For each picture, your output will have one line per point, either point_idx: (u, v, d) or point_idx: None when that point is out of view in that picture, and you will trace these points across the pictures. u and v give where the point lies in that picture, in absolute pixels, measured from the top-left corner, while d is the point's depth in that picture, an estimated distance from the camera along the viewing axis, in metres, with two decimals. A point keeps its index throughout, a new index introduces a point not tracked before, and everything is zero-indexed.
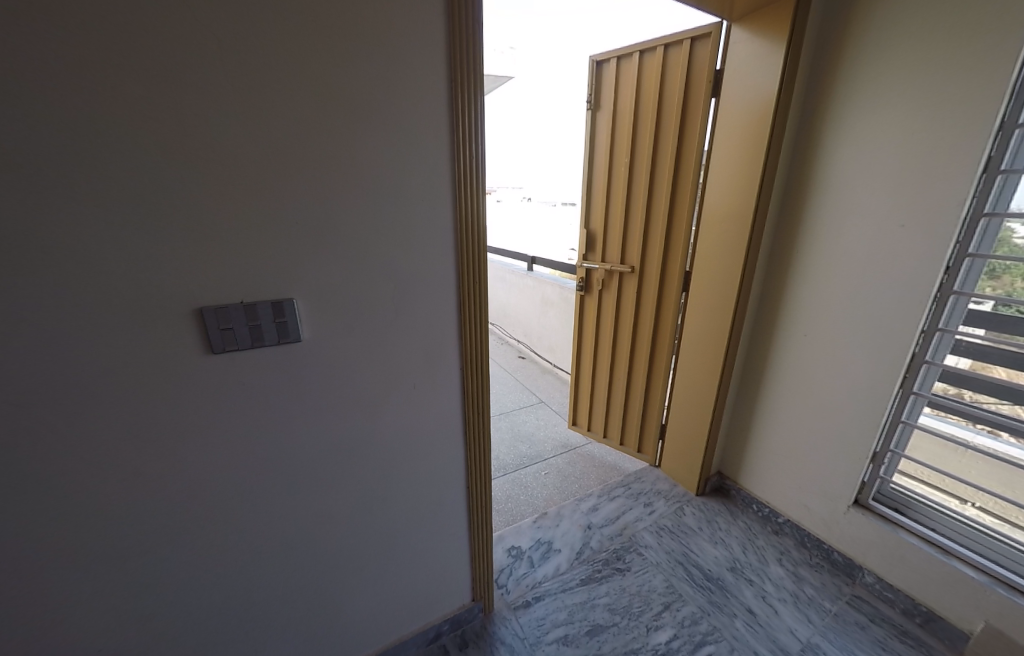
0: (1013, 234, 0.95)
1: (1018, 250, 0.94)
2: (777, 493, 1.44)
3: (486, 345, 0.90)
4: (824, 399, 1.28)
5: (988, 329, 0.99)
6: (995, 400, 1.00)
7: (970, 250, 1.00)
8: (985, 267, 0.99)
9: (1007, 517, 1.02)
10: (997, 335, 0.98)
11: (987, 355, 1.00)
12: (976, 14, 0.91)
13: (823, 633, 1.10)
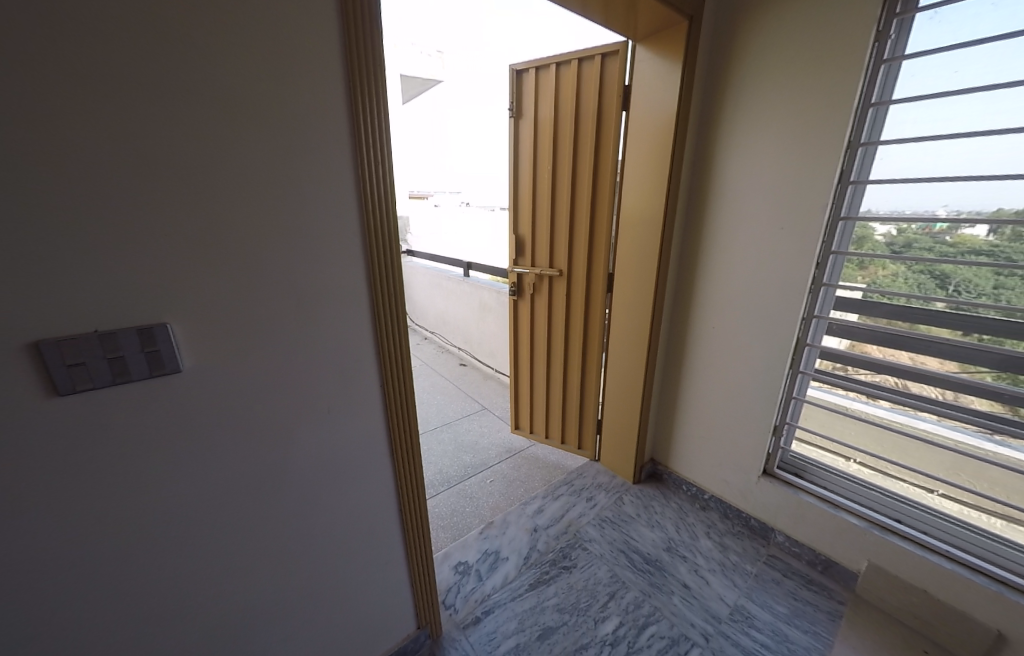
0: (874, 233, 1.11)
1: (878, 245, 1.11)
2: (701, 472, 1.58)
3: (410, 363, 0.88)
4: (733, 383, 1.42)
5: (857, 314, 1.16)
6: (864, 372, 1.17)
7: (836, 248, 1.17)
8: (847, 262, 1.16)
9: (878, 469, 1.21)
10: (861, 319, 1.15)
11: (854, 335, 1.18)
12: (825, 49, 1.07)
13: (746, 594, 1.22)
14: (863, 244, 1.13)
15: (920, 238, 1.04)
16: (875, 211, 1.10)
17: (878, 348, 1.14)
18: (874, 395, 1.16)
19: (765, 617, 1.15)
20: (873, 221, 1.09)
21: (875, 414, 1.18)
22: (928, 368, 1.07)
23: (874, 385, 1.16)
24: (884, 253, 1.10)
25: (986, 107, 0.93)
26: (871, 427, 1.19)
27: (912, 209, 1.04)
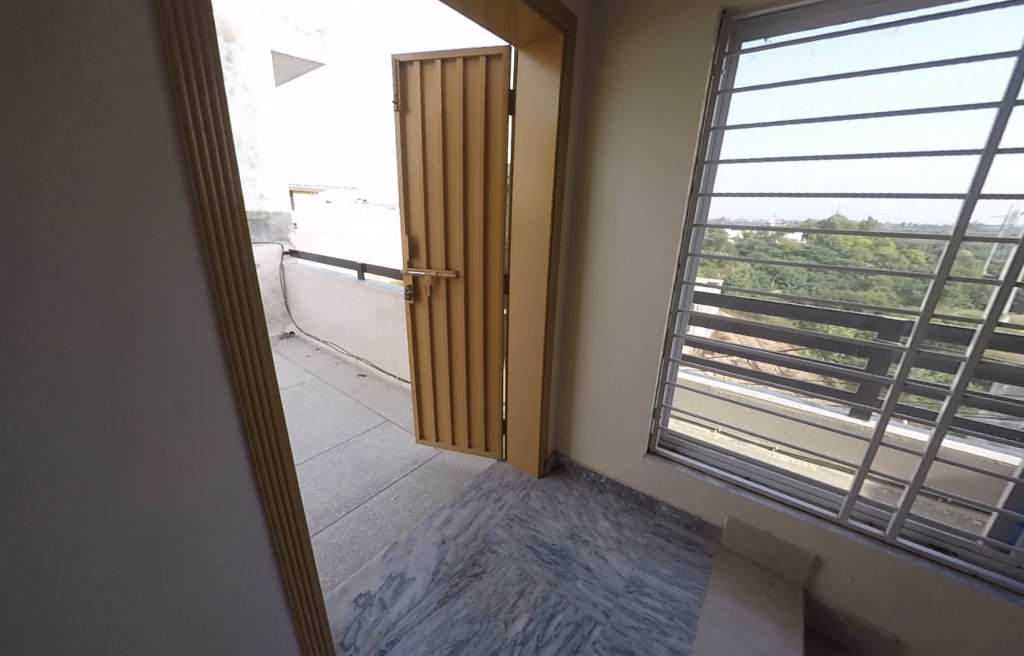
0: (727, 237, 1.29)
1: (730, 249, 1.29)
2: (597, 458, 1.70)
3: (278, 392, 0.76)
4: (620, 374, 1.55)
5: (719, 308, 1.35)
6: (720, 355, 1.38)
7: (694, 250, 1.35)
8: (701, 266, 1.35)
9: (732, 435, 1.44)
10: (715, 311, 1.36)
11: (710, 325, 1.38)
12: (677, 76, 1.22)
13: (638, 565, 1.35)
14: (718, 246, 1.32)
15: (760, 241, 1.23)
16: (725, 218, 1.28)
17: (730, 334, 1.35)
18: (726, 375, 1.37)
19: (654, 582, 1.29)
20: (726, 226, 1.26)
21: (728, 390, 1.39)
22: (763, 348, 1.30)
23: (725, 365, 1.37)
24: (734, 254, 1.29)
25: (792, 138, 1.14)
26: (725, 402, 1.41)
27: (751, 217, 1.23)
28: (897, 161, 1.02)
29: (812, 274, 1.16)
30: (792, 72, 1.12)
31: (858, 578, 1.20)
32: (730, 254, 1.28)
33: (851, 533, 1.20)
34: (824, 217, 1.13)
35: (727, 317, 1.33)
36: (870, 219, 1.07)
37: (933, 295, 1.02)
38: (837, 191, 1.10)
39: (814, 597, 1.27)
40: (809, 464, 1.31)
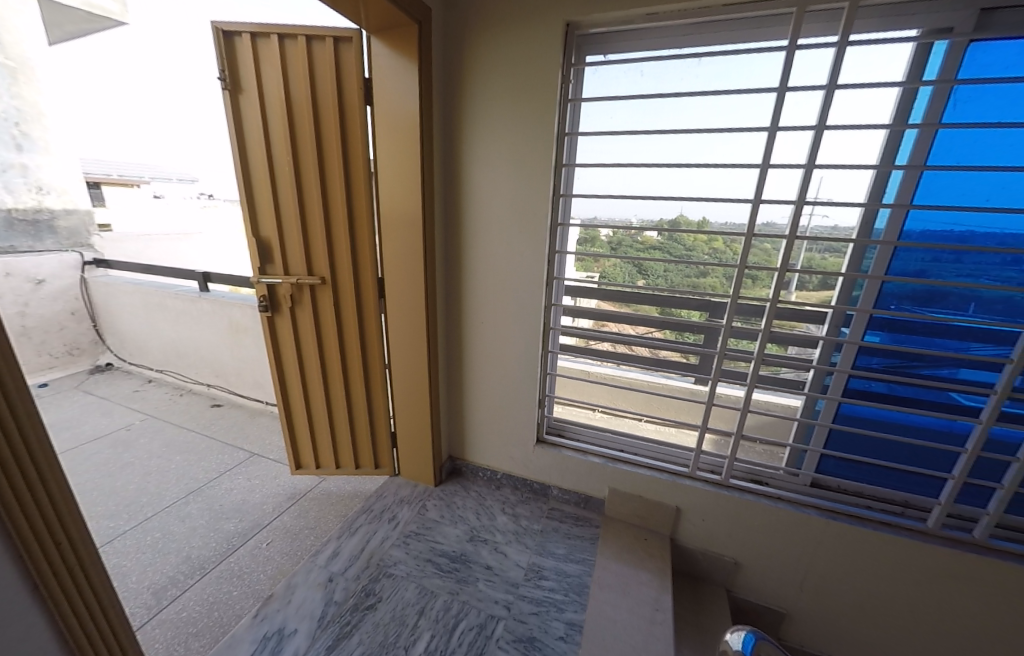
0: (602, 234, 1.38)
1: (605, 243, 1.39)
2: (491, 455, 1.72)
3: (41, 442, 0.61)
4: (506, 371, 1.59)
5: (601, 299, 1.45)
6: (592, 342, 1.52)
7: (565, 248, 1.46)
8: (580, 261, 1.45)
9: (608, 414, 1.61)
10: (586, 302, 1.48)
11: (581, 315, 1.50)
12: (532, 81, 1.27)
13: (536, 551, 1.41)
14: (592, 243, 1.41)
15: (626, 238, 1.36)
16: (597, 217, 1.38)
17: (610, 323, 1.46)
18: (600, 360, 1.51)
19: (550, 564, 1.36)
20: (600, 226, 1.34)
21: (603, 373, 1.54)
22: (636, 334, 1.44)
23: (600, 352, 1.50)
24: (606, 250, 1.40)
25: (633, 147, 1.28)
26: (600, 385, 1.56)
27: (617, 216, 1.34)
28: (711, 171, 1.21)
29: (668, 267, 1.32)
30: (627, 87, 1.25)
31: (708, 519, 1.44)
32: (602, 249, 1.39)
33: (700, 482, 1.44)
34: (671, 216, 1.28)
35: (603, 308, 1.45)
36: (705, 219, 1.26)
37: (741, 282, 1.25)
38: (672, 195, 1.27)
39: (679, 542, 1.49)
40: (669, 428, 1.55)
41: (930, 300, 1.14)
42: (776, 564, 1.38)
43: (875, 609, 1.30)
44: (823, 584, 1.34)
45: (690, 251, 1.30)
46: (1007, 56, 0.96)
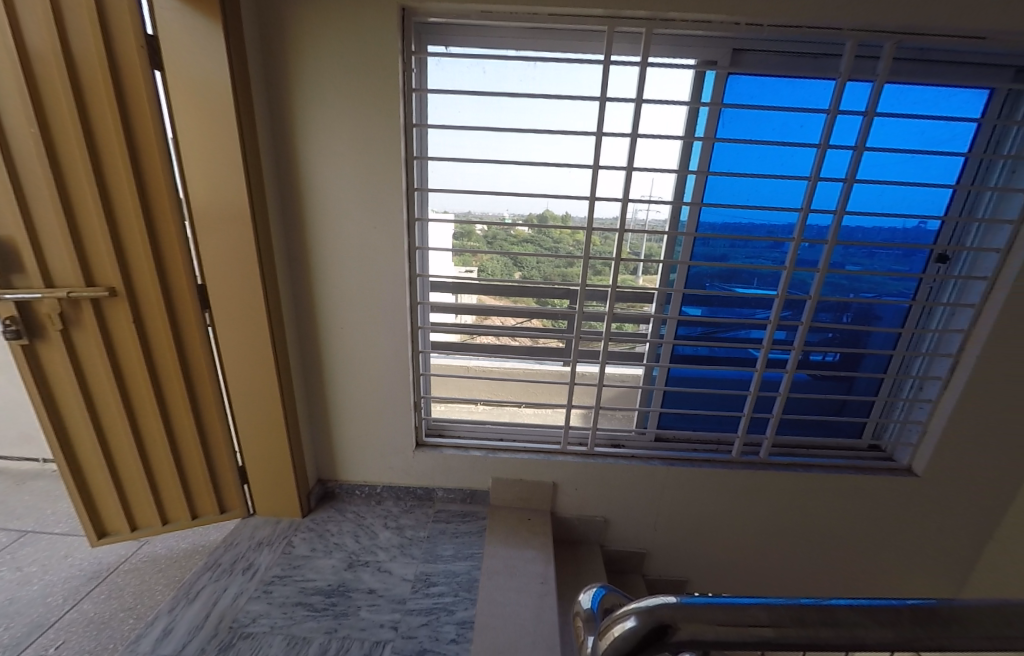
0: (477, 229, 1.38)
1: (480, 238, 1.39)
2: (368, 470, 1.60)
3: None
4: (374, 377, 1.48)
5: (482, 295, 1.47)
6: (464, 338, 1.54)
7: (437, 245, 1.43)
8: (462, 257, 1.43)
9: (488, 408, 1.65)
10: (460, 297, 1.47)
11: (451, 311, 1.50)
12: (370, 65, 1.19)
13: (422, 560, 1.36)
14: (468, 238, 1.40)
15: (500, 232, 1.40)
16: (471, 212, 1.36)
17: (492, 317, 1.48)
18: (477, 355, 1.54)
19: (438, 569, 1.33)
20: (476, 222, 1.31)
21: (482, 365, 1.57)
22: (517, 326, 1.49)
23: (488, 346, 1.54)
24: (482, 245, 1.41)
25: (487, 143, 1.31)
26: (478, 380, 1.57)
27: (490, 211, 1.35)
28: (555, 169, 1.31)
29: (540, 259, 1.40)
30: (471, 82, 1.27)
31: (579, 487, 1.58)
32: (478, 244, 1.39)
33: (571, 456, 1.57)
34: (540, 213, 1.35)
35: (484, 303, 1.47)
36: (568, 214, 1.35)
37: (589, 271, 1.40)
38: (525, 191, 1.34)
39: (558, 515, 1.61)
40: (547, 411, 1.65)
41: (730, 279, 1.45)
42: (635, 513, 1.60)
43: (707, 530, 1.60)
44: (670, 520, 1.60)
45: (557, 244, 1.41)
46: (752, 88, 1.26)
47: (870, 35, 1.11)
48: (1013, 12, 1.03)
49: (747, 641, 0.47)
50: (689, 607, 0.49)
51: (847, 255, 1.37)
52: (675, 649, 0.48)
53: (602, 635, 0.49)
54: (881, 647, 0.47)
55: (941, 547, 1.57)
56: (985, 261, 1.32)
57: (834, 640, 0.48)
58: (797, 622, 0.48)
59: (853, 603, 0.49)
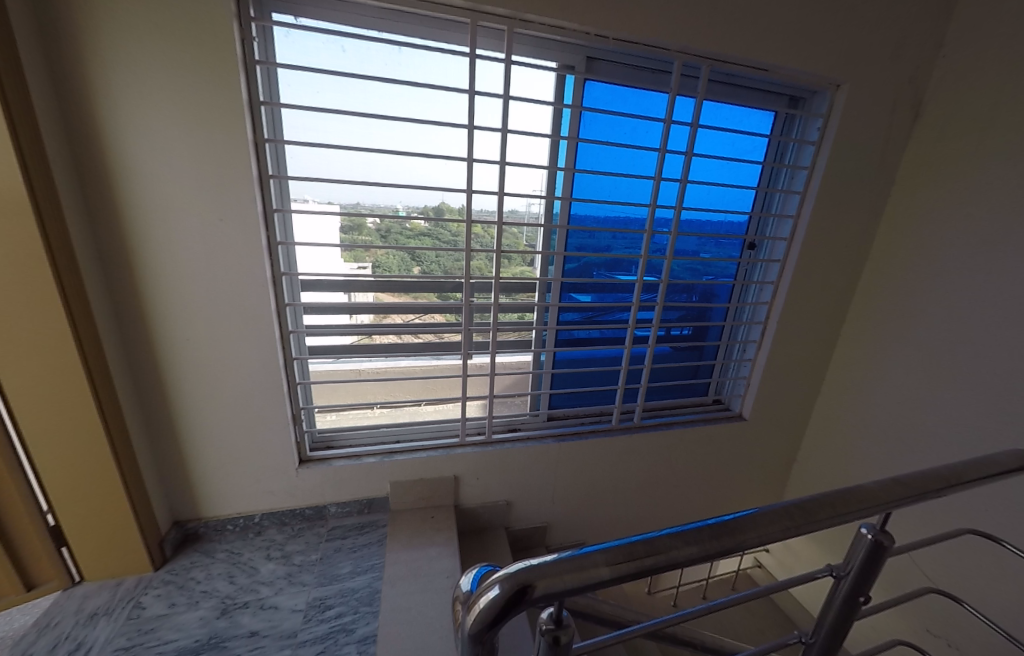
0: (368, 223, 1.30)
1: (373, 232, 1.32)
2: (240, 500, 1.39)
3: None
4: (237, 393, 1.29)
5: (375, 293, 1.40)
6: (351, 339, 1.44)
7: (319, 240, 1.29)
8: (353, 254, 1.32)
9: (386, 411, 1.58)
10: (353, 296, 1.38)
11: (337, 313, 1.38)
12: (191, 27, 1.00)
13: (314, 585, 1.25)
14: (358, 231, 1.31)
15: (395, 226, 1.33)
16: (360, 203, 1.27)
17: (392, 315, 1.42)
18: (373, 356, 1.47)
19: (333, 590, 1.24)
20: (368, 216, 1.22)
21: (376, 366, 1.49)
22: (419, 322, 1.46)
23: (387, 345, 1.48)
24: (375, 239, 1.33)
25: (358, 129, 1.22)
26: (371, 383, 1.50)
27: (381, 203, 1.29)
28: (434, 161, 1.29)
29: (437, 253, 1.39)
30: (328, 61, 1.16)
31: (480, 476, 1.61)
32: (371, 239, 1.31)
33: (470, 447, 1.59)
34: (438, 205, 1.33)
35: (382, 301, 1.40)
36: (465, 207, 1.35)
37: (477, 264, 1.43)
38: (403, 182, 1.29)
39: (462, 506, 1.62)
40: (446, 406, 1.64)
41: (614, 267, 1.64)
42: (534, 491, 1.69)
43: (596, 494, 1.78)
44: (565, 491, 1.73)
45: (456, 238, 1.41)
46: (605, 95, 1.40)
47: (690, 56, 1.30)
48: (782, 49, 1.32)
49: (590, 584, 0.54)
50: (543, 567, 0.54)
51: (703, 244, 1.66)
52: (535, 605, 0.53)
53: (472, 605, 0.54)
54: (689, 561, 0.58)
55: (763, 471, 2.00)
56: (778, 247, 1.68)
57: (656, 567, 0.57)
58: (628, 558, 0.56)
59: (669, 531, 0.59)
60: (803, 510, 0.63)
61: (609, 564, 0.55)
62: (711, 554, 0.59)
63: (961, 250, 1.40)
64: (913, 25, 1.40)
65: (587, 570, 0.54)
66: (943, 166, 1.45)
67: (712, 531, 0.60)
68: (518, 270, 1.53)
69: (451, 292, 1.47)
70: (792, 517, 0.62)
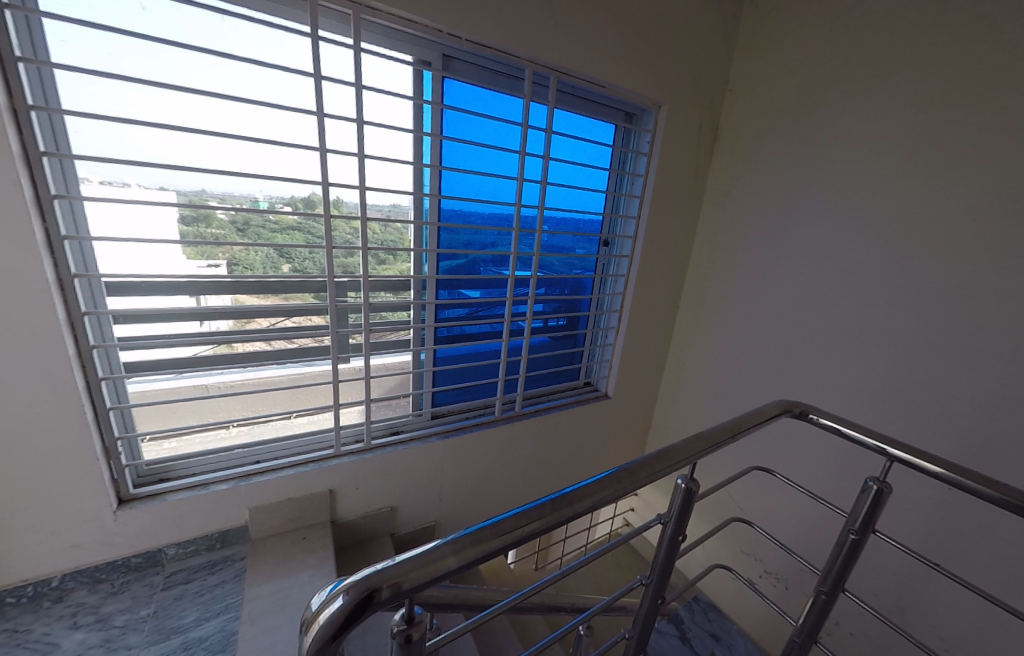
0: (216, 214, 1.15)
1: (224, 225, 1.18)
2: (28, 562, 1.10)
3: None
4: (11, 430, 1.01)
5: (231, 296, 1.25)
6: (197, 349, 1.25)
7: (148, 234, 1.10)
8: (198, 250, 1.17)
9: (244, 429, 1.40)
10: (201, 299, 1.21)
11: (173, 319, 1.19)
12: None
13: (145, 644, 1.06)
14: (206, 223, 1.16)
15: (253, 219, 1.20)
16: (206, 191, 1.12)
17: (256, 319, 1.29)
18: (222, 369, 1.29)
19: (173, 644, 1.07)
20: (216, 209, 1.08)
21: (229, 379, 1.35)
22: (288, 326, 1.34)
23: (249, 355, 1.31)
24: (229, 233, 1.19)
25: (175, 104, 1.05)
26: (221, 397, 1.33)
27: (234, 192, 1.15)
28: (282, 150, 1.18)
29: (311, 250, 1.28)
30: (124, 18, 0.97)
31: (359, 486, 1.52)
32: (220, 234, 1.17)
33: (346, 456, 1.49)
34: (306, 196, 1.24)
35: (239, 303, 1.26)
36: (338, 199, 1.28)
37: (357, 263, 1.38)
38: (252, 171, 1.17)
39: (339, 521, 1.52)
40: (318, 416, 1.51)
41: (499, 262, 1.70)
42: (418, 492, 1.66)
43: (482, 485, 1.82)
44: (452, 487, 1.74)
45: (330, 233, 1.32)
46: (463, 94, 1.42)
47: (538, 65, 1.40)
48: (613, 69, 1.49)
49: (439, 577, 0.49)
50: (394, 566, 0.48)
51: (577, 242, 1.85)
52: (383, 610, 0.47)
53: (309, 626, 0.45)
54: (534, 537, 0.57)
55: (628, 442, 2.28)
56: (626, 244, 1.92)
57: (505, 549, 0.55)
58: (476, 543, 0.53)
59: (517, 509, 0.57)
60: (629, 472, 0.67)
61: (457, 554, 0.51)
62: (554, 526, 0.59)
63: (754, 247, 1.76)
64: (709, 62, 1.72)
65: (436, 563, 0.49)
66: (738, 180, 1.81)
67: (554, 503, 0.60)
68: (399, 266, 1.50)
69: (322, 291, 1.37)
70: (621, 479, 0.66)
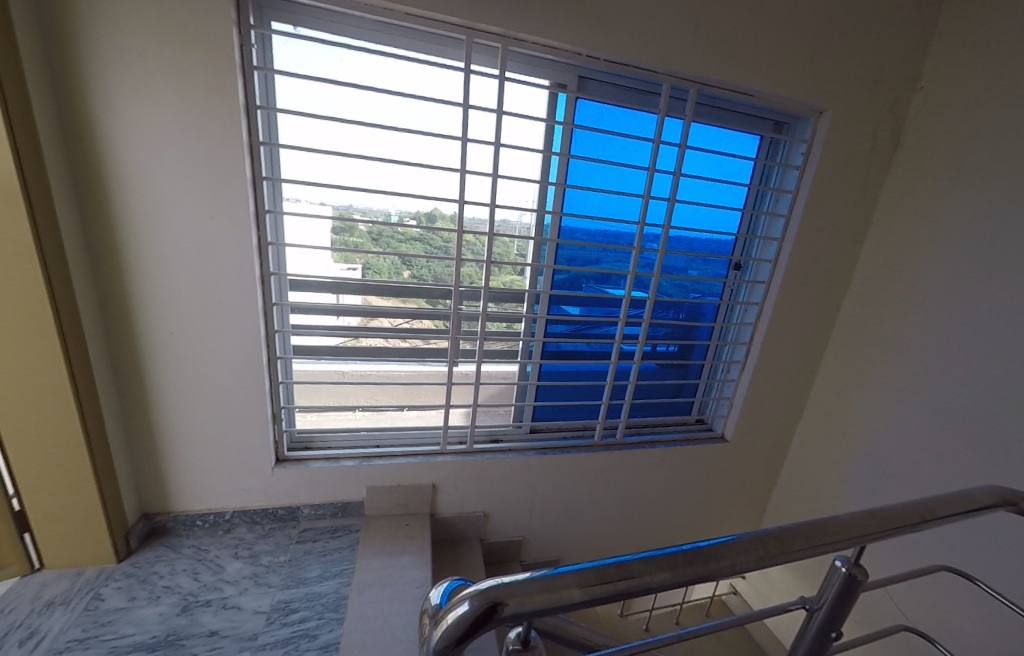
0: (355, 224, 1.32)
1: (361, 235, 1.35)
2: (214, 495, 1.39)
3: None
4: (214, 389, 1.30)
5: (360, 296, 1.41)
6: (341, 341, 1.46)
7: (312, 241, 1.32)
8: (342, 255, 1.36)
9: (371, 416, 1.59)
10: (336, 295, 1.38)
11: (318, 312, 1.39)
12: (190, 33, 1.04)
13: (280, 587, 1.24)
14: (350, 233, 1.33)
15: (386, 231, 1.37)
16: (352, 206, 1.30)
17: (380, 318, 1.44)
18: (359, 360, 1.48)
19: (300, 593, 1.24)
20: (359, 222, 1.25)
21: (362, 369, 1.54)
22: (400, 326, 1.47)
23: (373, 348, 1.49)
24: (366, 241, 1.36)
25: (351, 137, 1.25)
26: (357, 384, 1.52)
27: (374, 206, 1.31)
28: (425, 171, 1.32)
29: (429, 259, 1.41)
30: (325, 69, 1.20)
31: (459, 486, 1.60)
32: (356, 240, 1.33)
33: (450, 455, 1.58)
34: (429, 211, 1.36)
35: (368, 303, 1.42)
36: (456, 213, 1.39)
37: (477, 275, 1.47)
38: (393, 189, 1.32)
39: (438, 515, 1.61)
40: (429, 413, 1.64)
41: (605, 279, 1.65)
42: (511, 504, 1.68)
43: (573, 509, 1.77)
44: (543, 505, 1.72)
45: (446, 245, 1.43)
46: (594, 113, 1.43)
47: (677, 80, 1.34)
48: (766, 79, 1.36)
49: (560, 607, 0.48)
50: (517, 584, 0.48)
51: (703, 265, 1.71)
52: (504, 625, 0.47)
53: (439, 621, 0.47)
54: (661, 589, 0.52)
55: (744, 493, 1.99)
56: (762, 269, 1.71)
57: (629, 595, 0.51)
58: (601, 581, 0.50)
59: (643, 554, 0.53)
60: (778, 540, 0.57)
61: (581, 587, 0.50)
62: (683, 582, 0.53)
63: (941, 283, 1.41)
64: (891, 62, 1.45)
65: (559, 592, 0.48)
66: (922, 200, 1.48)
67: (687, 557, 0.54)
68: (506, 278, 1.54)
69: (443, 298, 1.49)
70: (767, 546, 0.57)
